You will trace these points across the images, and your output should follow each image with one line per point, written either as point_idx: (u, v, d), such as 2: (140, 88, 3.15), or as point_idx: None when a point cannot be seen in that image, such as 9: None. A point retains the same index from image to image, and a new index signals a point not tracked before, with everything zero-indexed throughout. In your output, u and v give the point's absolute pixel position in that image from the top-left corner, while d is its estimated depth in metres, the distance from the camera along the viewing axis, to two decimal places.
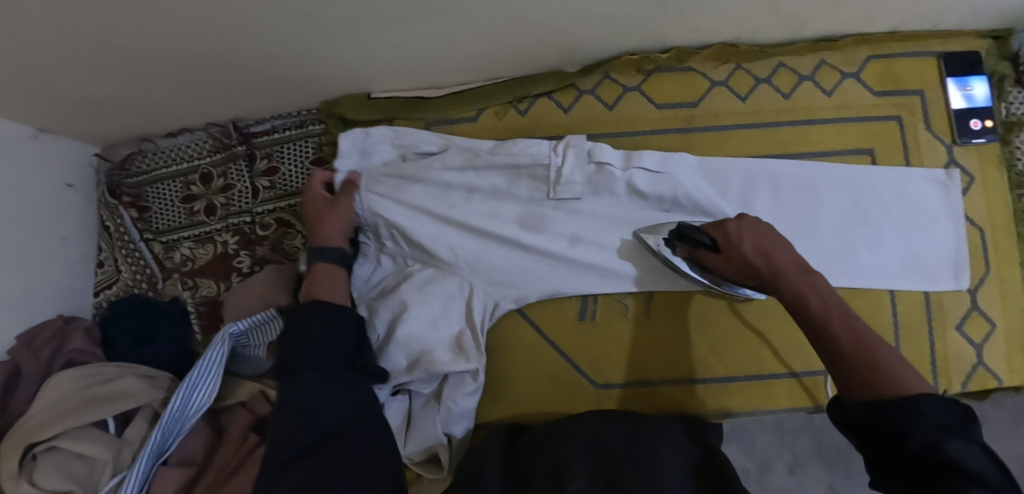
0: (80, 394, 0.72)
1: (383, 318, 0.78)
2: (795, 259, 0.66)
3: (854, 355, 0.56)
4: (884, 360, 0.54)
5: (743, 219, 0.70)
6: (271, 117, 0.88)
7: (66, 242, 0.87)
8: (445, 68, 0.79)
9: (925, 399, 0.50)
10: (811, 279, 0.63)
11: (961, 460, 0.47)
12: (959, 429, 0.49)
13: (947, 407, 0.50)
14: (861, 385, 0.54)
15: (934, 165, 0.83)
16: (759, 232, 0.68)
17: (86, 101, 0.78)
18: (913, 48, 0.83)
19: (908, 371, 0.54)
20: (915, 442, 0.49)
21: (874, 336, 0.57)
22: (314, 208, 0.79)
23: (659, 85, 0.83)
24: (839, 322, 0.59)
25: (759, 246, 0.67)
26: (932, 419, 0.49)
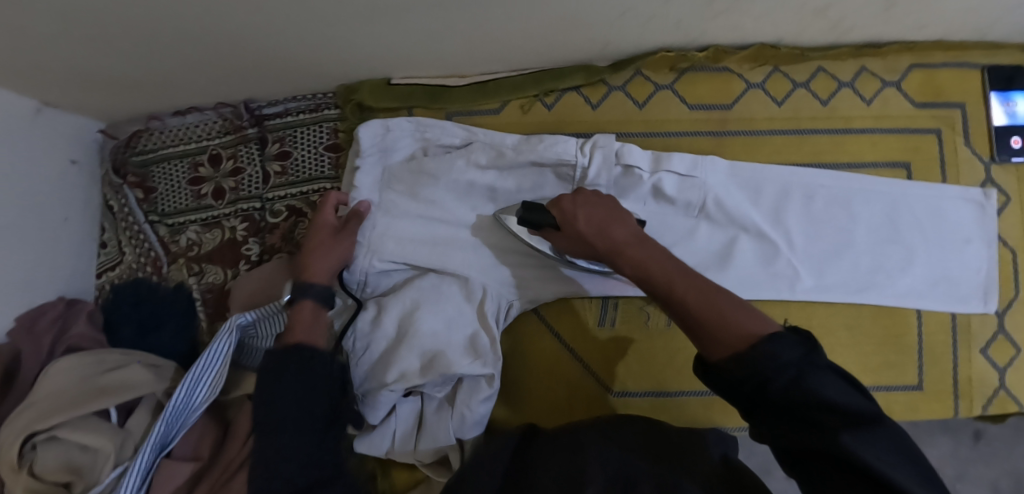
0: (83, 383, 0.70)
1: (397, 319, 0.75)
2: (633, 229, 0.64)
3: (702, 315, 0.54)
4: (730, 309, 0.53)
5: (581, 194, 0.67)
6: (285, 99, 0.84)
7: (68, 222, 0.84)
8: (472, 58, 0.76)
9: (774, 342, 0.49)
10: (647, 248, 0.62)
11: (824, 397, 0.47)
12: (810, 361, 0.48)
13: (796, 342, 0.49)
14: (715, 347, 0.53)
15: (972, 184, 0.80)
16: (595, 207, 0.66)
17: (91, 77, 0.75)
18: (958, 59, 0.80)
19: (749, 315, 0.53)
20: (779, 388, 0.48)
21: (717, 290, 0.56)
22: (316, 238, 0.73)
23: (692, 85, 0.79)
24: (681, 284, 0.57)
25: (593, 221, 0.65)
26: (784, 361, 0.48)
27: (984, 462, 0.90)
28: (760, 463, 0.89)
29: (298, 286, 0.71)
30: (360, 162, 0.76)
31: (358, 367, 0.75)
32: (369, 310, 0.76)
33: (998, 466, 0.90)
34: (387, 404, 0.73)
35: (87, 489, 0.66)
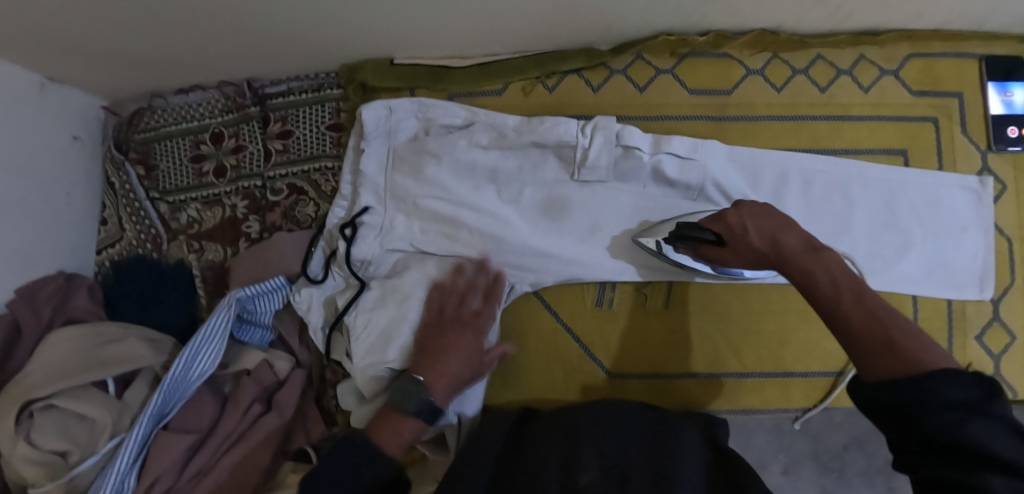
0: (80, 355, 0.70)
1: (400, 298, 0.75)
2: (804, 238, 0.60)
3: (869, 337, 0.51)
4: (899, 339, 0.49)
5: (739, 207, 0.66)
6: (287, 78, 0.85)
7: (70, 197, 0.84)
8: (475, 38, 0.76)
9: (948, 378, 0.45)
10: (822, 259, 0.57)
11: (986, 444, 0.43)
12: (985, 408, 0.44)
13: (973, 384, 0.45)
14: (879, 368, 0.50)
15: (968, 172, 0.81)
16: (761, 217, 0.64)
17: (98, 53, 0.75)
18: (955, 49, 0.81)
19: (925, 349, 0.48)
20: (930, 425, 0.45)
21: (893, 317, 0.51)
22: (450, 342, 0.71)
23: (693, 70, 0.80)
24: (850, 301, 0.53)
25: (761, 231, 0.63)
26: (951, 399, 0.45)
27: None
28: (756, 458, 0.88)
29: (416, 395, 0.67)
30: (366, 145, 0.77)
31: (358, 342, 0.73)
32: (371, 290, 0.76)
33: None
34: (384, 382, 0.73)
35: (83, 459, 0.66)
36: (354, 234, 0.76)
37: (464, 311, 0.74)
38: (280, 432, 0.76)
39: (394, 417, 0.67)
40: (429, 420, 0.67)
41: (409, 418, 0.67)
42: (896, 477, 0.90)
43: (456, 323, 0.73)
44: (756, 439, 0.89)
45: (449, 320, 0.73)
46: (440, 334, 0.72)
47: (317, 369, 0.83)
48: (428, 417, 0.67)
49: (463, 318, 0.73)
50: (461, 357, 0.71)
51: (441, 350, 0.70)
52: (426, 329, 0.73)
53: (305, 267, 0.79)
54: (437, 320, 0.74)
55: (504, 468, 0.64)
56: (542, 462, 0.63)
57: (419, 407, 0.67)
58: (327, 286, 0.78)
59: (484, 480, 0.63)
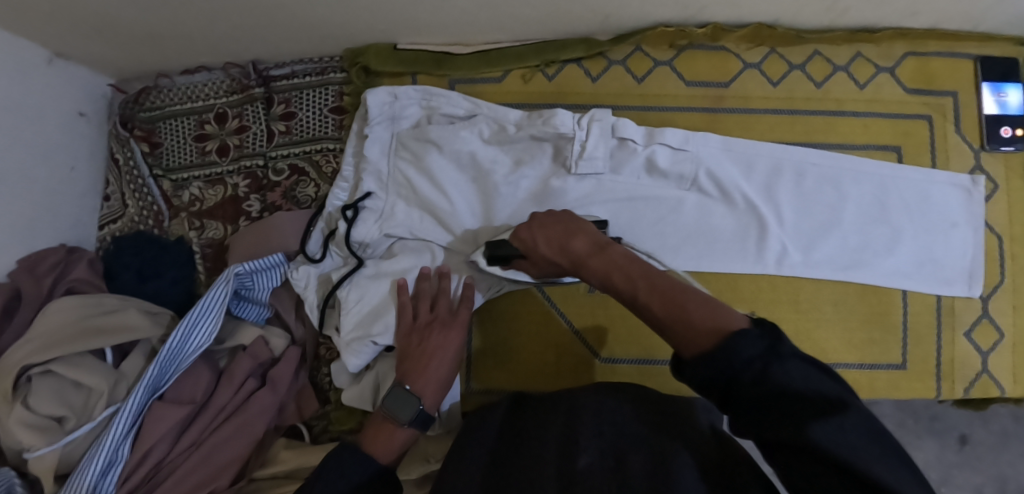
0: (78, 323, 0.72)
1: (393, 276, 0.77)
2: (593, 238, 0.64)
3: (670, 318, 0.53)
4: (692, 308, 0.52)
5: (535, 217, 0.68)
6: (292, 61, 0.86)
7: (74, 172, 0.86)
8: (476, 26, 0.78)
9: (735, 337, 0.47)
10: (608, 256, 0.61)
11: (792, 387, 0.45)
12: (778, 352, 0.46)
13: (759, 336, 0.47)
14: (687, 343, 0.51)
15: (960, 170, 0.82)
16: (552, 227, 0.66)
17: (103, 29, 0.76)
18: (951, 49, 0.82)
19: (710, 309, 0.51)
20: (746, 381, 0.46)
21: (678, 288, 0.55)
22: (432, 345, 0.71)
23: (690, 62, 0.81)
24: (642, 290, 0.57)
25: (552, 242, 0.66)
26: (747, 356, 0.46)
27: (969, 458, 0.90)
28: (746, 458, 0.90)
29: (405, 405, 0.67)
30: (369, 130, 0.78)
31: (347, 315, 0.75)
32: (365, 267, 0.78)
33: (985, 471, 0.90)
34: (367, 358, 0.75)
35: (78, 426, 0.68)
36: (353, 217, 0.77)
37: (444, 307, 0.75)
38: (273, 408, 0.77)
39: (386, 427, 0.67)
40: (421, 427, 0.68)
41: (402, 428, 0.67)
42: None
43: (436, 326, 0.73)
44: None
45: (428, 324, 0.73)
46: (420, 340, 0.72)
47: (312, 346, 0.85)
48: (420, 424, 0.68)
49: (442, 319, 0.73)
50: (446, 359, 0.71)
51: (424, 356, 0.70)
52: (405, 336, 0.73)
53: (305, 245, 0.80)
54: (414, 326, 0.74)
55: (501, 453, 0.64)
56: (541, 458, 0.60)
57: (411, 414, 0.67)
58: (325, 264, 0.79)
59: (481, 465, 0.62)
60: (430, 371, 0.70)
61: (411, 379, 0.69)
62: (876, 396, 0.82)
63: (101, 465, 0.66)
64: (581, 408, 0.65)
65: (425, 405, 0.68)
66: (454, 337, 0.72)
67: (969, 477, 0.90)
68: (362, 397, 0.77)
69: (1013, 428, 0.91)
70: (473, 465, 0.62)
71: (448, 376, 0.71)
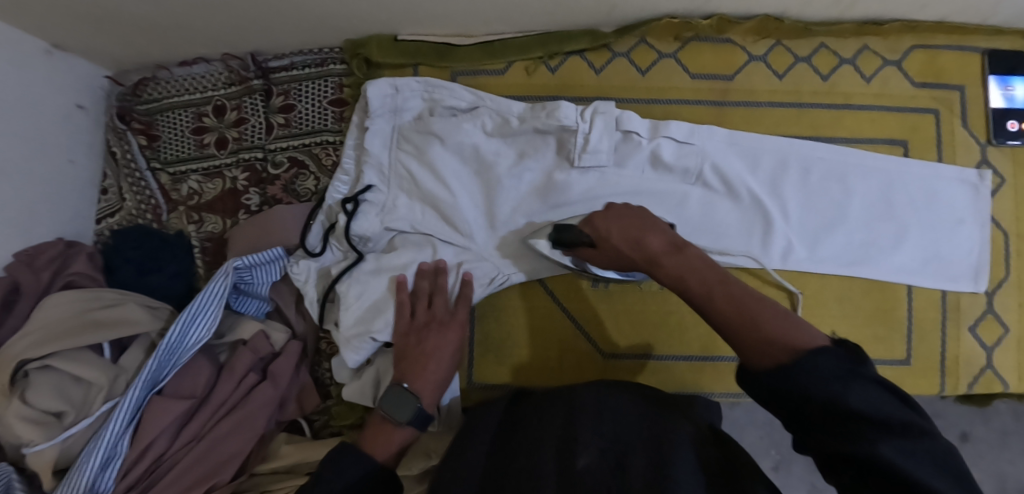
0: (77, 317, 0.71)
1: (393, 271, 0.77)
2: (667, 238, 0.63)
3: (746, 327, 0.53)
4: (769, 322, 0.52)
5: (612, 208, 0.68)
6: (292, 53, 0.85)
7: (72, 165, 0.84)
8: (479, 17, 0.76)
9: (814, 354, 0.47)
10: (682, 259, 0.60)
11: (866, 412, 0.44)
12: (855, 372, 0.46)
13: (840, 356, 0.47)
14: (757, 355, 0.51)
15: (966, 165, 0.81)
16: (627, 222, 0.66)
17: (101, 19, 0.75)
18: (959, 42, 0.81)
19: (790, 325, 0.51)
20: (818, 399, 0.46)
21: (757, 299, 0.54)
22: (431, 345, 0.71)
23: (696, 54, 0.80)
24: (719, 295, 0.56)
25: (627, 235, 0.65)
26: (824, 371, 0.47)
27: (971, 455, 0.90)
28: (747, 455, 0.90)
29: (404, 404, 0.67)
30: (370, 123, 0.77)
31: (348, 311, 0.74)
32: (366, 261, 0.77)
33: (985, 468, 0.90)
34: (367, 353, 0.74)
35: (78, 421, 0.67)
36: (354, 211, 0.76)
37: (442, 304, 0.75)
38: (275, 402, 0.76)
39: (385, 427, 0.67)
40: (420, 426, 0.68)
41: (400, 427, 0.67)
42: None
43: (433, 326, 0.73)
44: (748, 436, 0.90)
45: (425, 323, 0.73)
46: (417, 341, 0.72)
47: (313, 341, 0.84)
48: (419, 423, 0.68)
49: (440, 319, 0.73)
50: (444, 360, 0.71)
51: (422, 356, 0.70)
52: (403, 336, 0.73)
53: (304, 240, 0.79)
54: (411, 326, 0.73)
55: (499, 448, 0.64)
56: (540, 454, 0.60)
57: (410, 415, 0.67)
58: (325, 259, 0.79)
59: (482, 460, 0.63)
60: (427, 372, 0.70)
61: (409, 379, 0.69)
62: None
63: (100, 460, 0.65)
64: (581, 402, 0.65)
65: (425, 404, 0.68)
66: (451, 337, 0.72)
67: None
68: (362, 393, 0.77)
69: (1013, 425, 0.91)
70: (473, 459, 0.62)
71: (446, 376, 0.71)
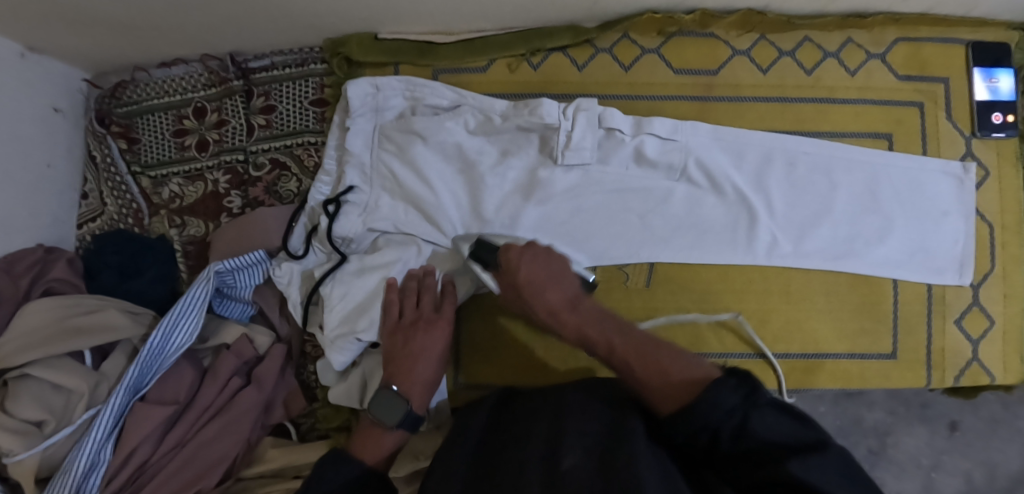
0: (55, 325, 0.70)
1: (378, 271, 0.75)
2: (565, 291, 0.71)
3: (647, 372, 0.61)
4: (665, 360, 0.61)
5: (526, 248, 0.71)
6: (272, 53, 0.84)
7: (52, 169, 0.83)
8: (459, 14, 0.76)
9: (716, 388, 0.54)
10: (582, 311, 0.69)
11: (766, 437, 0.53)
12: (752, 402, 0.54)
13: (734, 387, 0.54)
14: (662, 400, 0.59)
15: (951, 157, 0.81)
16: (536, 263, 0.71)
17: (75, 21, 0.74)
18: (943, 34, 0.81)
19: (679, 360, 0.61)
20: (728, 433, 0.54)
21: (652, 344, 0.64)
22: (417, 346, 0.71)
23: (679, 49, 0.80)
24: (622, 345, 0.65)
25: (534, 278, 0.70)
26: (727, 407, 0.54)
27: (962, 445, 0.90)
28: None
29: (394, 406, 0.68)
30: (351, 122, 0.76)
31: (333, 312, 0.74)
32: (349, 262, 0.76)
33: (975, 458, 0.90)
34: (352, 355, 0.74)
35: (58, 430, 0.66)
36: (335, 212, 0.75)
37: (426, 304, 0.74)
38: (259, 407, 0.76)
39: (375, 431, 0.68)
40: (411, 429, 0.69)
41: (391, 432, 0.68)
42: (880, 463, 0.90)
43: (419, 325, 0.72)
44: None
45: (411, 323, 0.73)
46: (404, 341, 0.72)
47: (297, 343, 0.84)
48: (409, 426, 0.69)
49: (425, 318, 0.73)
50: (431, 359, 0.72)
51: (409, 357, 0.71)
52: (390, 336, 0.73)
53: (286, 242, 0.78)
54: (398, 324, 0.73)
55: (486, 447, 0.64)
56: (525, 450, 0.60)
57: (400, 417, 0.67)
58: (308, 261, 0.78)
59: (467, 459, 0.62)
60: (415, 372, 0.71)
61: (398, 381, 0.70)
62: (866, 386, 0.82)
63: (83, 467, 0.65)
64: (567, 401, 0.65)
65: (414, 406, 0.70)
66: (438, 337, 0.72)
67: (960, 464, 0.90)
68: (349, 395, 0.76)
69: (1003, 414, 0.91)
70: (454, 463, 0.61)
71: (433, 375, 0.72)
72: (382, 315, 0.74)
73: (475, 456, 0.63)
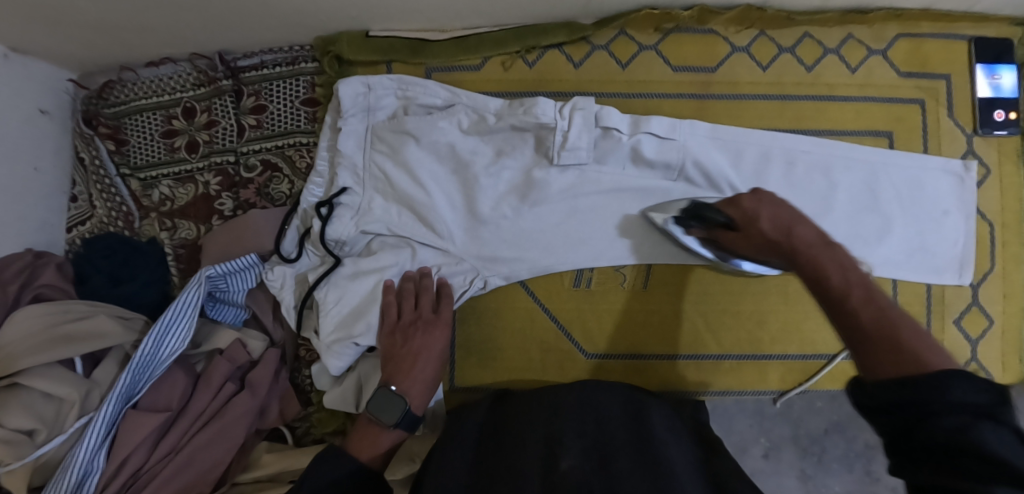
0: (45, 331, 0.69)
1: (373, 274, 0.74)
2: (819, 232, 0.60)
3: (878, 337, 0.49)
4: (908, 339, 0.48)
5: (760, 196, 0.65)
6: (261, 51, 0.82)
7: (38, 172, 0.82)
8: (452, 11, 0.74)
9: (957, 378, 0.43)
10: (835, 253, 0.57)
11: (989, 448, 0.40)
12: (996, 412, 0.41)
13: (983, 387, 0.42)
14: (883, 362, 0.48)
15: (952, 156, 0.80)
16: (779, 207, 0.64)
17: (60, 20, 0.72)
18: (945, 29, 0.79)
19: (931, 349, 0.47)
20: (940, 431, 0.41)
21: (901, 314, 0.51)
22: (417, 345, 0.71)
23: (677, 45, 0.78)
24: (858, 297, 0.53)
25: (778, 220, 0.62)
26: (963, 401, 0.42)
27: None
28: (736, 442, 0.89)
29: (393, 404, 0.67)
30: (343, 122, 0.75)
31: (328, 316, 0.73)
32: (344, 266, 0.75)
33: None
34: (349, 359, 0.73)
35: (49, 438, 0.66)
36: (328, 215, 0.74)
37: (424, 307, 0.73)
38: (253, 411, 0.76)
39: (372, 430, 0.67)
40: (410, 428, 0.68)
41: (389, 430, 0.67)
42: (874, 461, 0.90)
43: (419, 325, 0.72)
44: (738, 423, 0.90)
45: (411, 324, 0.72)
46: (404, 340, 0.71)
47: (291, 348, 0.83)
48: (409, 424, 0.68)
49: (425, 319, 0.72)
50: (431, 359, 0.71)
51: (409, 357, 0.70)
52: (388, 336, 0.72)
53: (279, 242, 0.76)
54: (397, 325, 0.72)
55: (490, 440, 0.64)
56: (528, 442, 0.60)
57: (398, 417, 0.67)
58: (301, 264, 0.77)
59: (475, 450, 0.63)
60: (415, 371, 0.70)
61: (398, 380, 0.69)
62: None
63: (75, 477, 0.64)
64: (564, 404, 0.65)
65: (413, 405, 0.69)
66: (439, 338, 0.72)
67: None
68: (344, 398, 0.75)
69: None
70: (460, 454, 0.62)
71: (433, 376, 0.71)
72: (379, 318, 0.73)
73: (477, 447, 0.64)
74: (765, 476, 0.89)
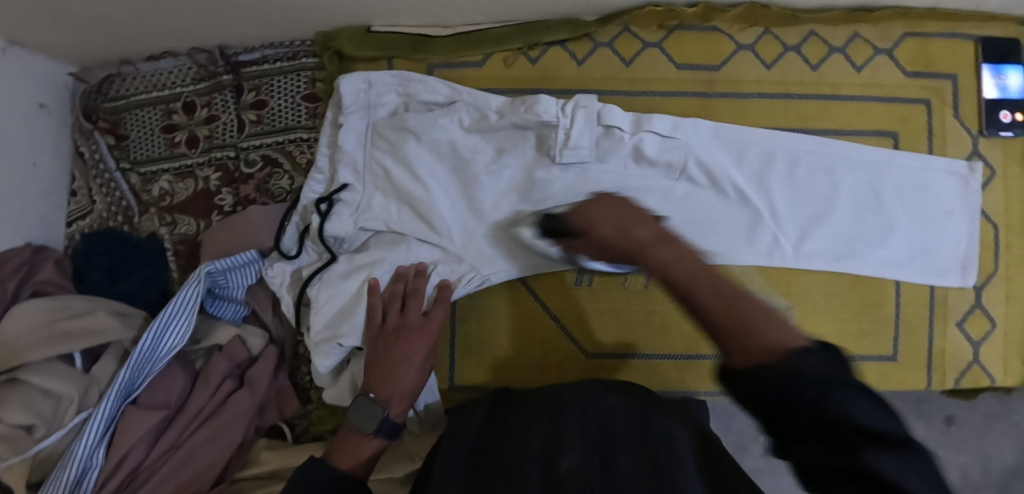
0: (43, 327, 0.69)
1: (368, 271, 0.74)
2: (656, 228, 0.56)
3: (733, 329, 0.47)
4: (759, 320, 0.47)
5: (599, 201, 0.60)
6: (262, 46, 0.82)
7: (38, 167, 0.81)
8: (454, 7, 0.73)
9: (806, 356, 0.44)
10: (674, 249, 0.53)
11: (855, 418, 0.41)
12: (846, 378, 0.43)
13: (826, 358, 0.44)
14: (742, 356, 0.47)
15: (957, 156, 0.79)
16: (616, 208, 0.58)
17: (57, 14, 0.71)
18: (952, 29, 0.79)
19: (775, 326, 0.46)
20: (804, 407, 0.43)
21: (745, 297, 0.49)
22: (399, 351, 0.69)
23: (681, 43, 0.78)
24: (705, 290, 0.50)
25: (615, 223, 0.57)
26: (816, 375, 0.43)
27: (959, 443, 0.89)
28: (736, 441, 0.89)
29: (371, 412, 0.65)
30: (343, 118, 0.74)
31: (317, 315, 0.72)
32: (339, 262, 0.75)
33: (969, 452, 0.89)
34: (336, 359, 0.72)
35: (48, 435, 0.66)
36: (325, 213, 0.73)
37: (411, 310, 0.72)
38: (251, 410, 0.75)
39: (354, 438, 0.66)
40: (390, 436, 0.66)
41: (371, 438, 0.66)
42: None
43: (405, 331, 0.70)
44: (738, 422, 0.89)
45: (394, 328, 0.71)
46: (386, 346, 0.70)
47: (291, 345, 0.83)
48: (388, 433, 0.66)
49: (412, 324, 0.71)
50: (414, 367, 0.69)
51: (391, 363, 0.68)
52: (374, 340, 0.71)
53: (279, 239, 0.76)
54: (382, 330, 0.71)
55: (489, 433, 0.64)
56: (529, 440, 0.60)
57: (376, 425, 0.65)
58: (300, 260, 0.76)
59: (473, 444, 0.62)
60: (397, 378, 0.68)
61: (377, 388, 0.67)
62: None
63: (74, 473, 0.64)
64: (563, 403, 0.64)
65: (392, 414, 0.67)
66: (421, 344, 0.70)
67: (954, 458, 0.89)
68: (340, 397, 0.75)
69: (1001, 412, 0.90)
70: (459, 448, 0.62)
71: (416, 384, 0.69)
72: (367, 321, 0.72)
73: (478, 440, 0.63)
74: (765, 475, 0.89)
